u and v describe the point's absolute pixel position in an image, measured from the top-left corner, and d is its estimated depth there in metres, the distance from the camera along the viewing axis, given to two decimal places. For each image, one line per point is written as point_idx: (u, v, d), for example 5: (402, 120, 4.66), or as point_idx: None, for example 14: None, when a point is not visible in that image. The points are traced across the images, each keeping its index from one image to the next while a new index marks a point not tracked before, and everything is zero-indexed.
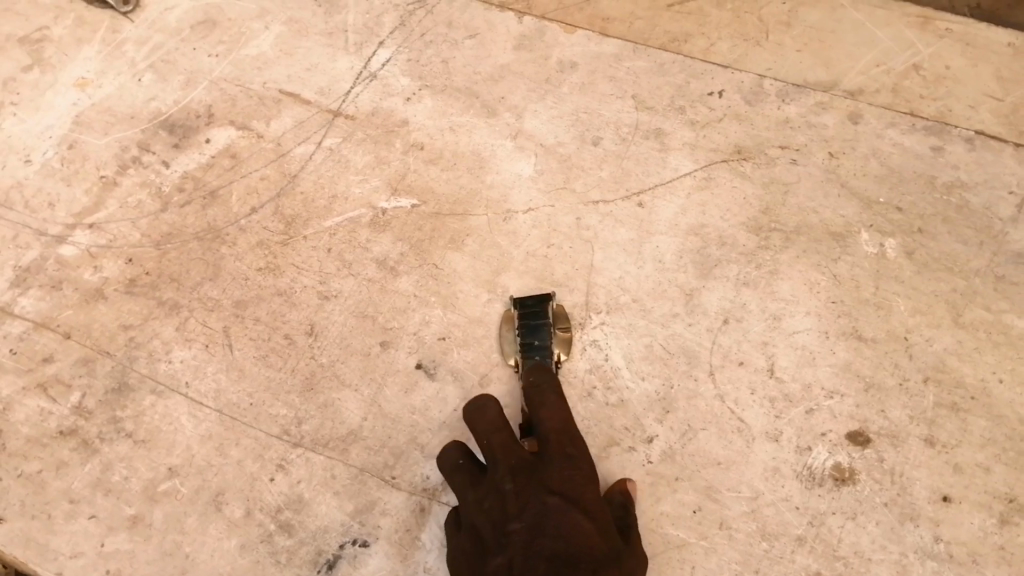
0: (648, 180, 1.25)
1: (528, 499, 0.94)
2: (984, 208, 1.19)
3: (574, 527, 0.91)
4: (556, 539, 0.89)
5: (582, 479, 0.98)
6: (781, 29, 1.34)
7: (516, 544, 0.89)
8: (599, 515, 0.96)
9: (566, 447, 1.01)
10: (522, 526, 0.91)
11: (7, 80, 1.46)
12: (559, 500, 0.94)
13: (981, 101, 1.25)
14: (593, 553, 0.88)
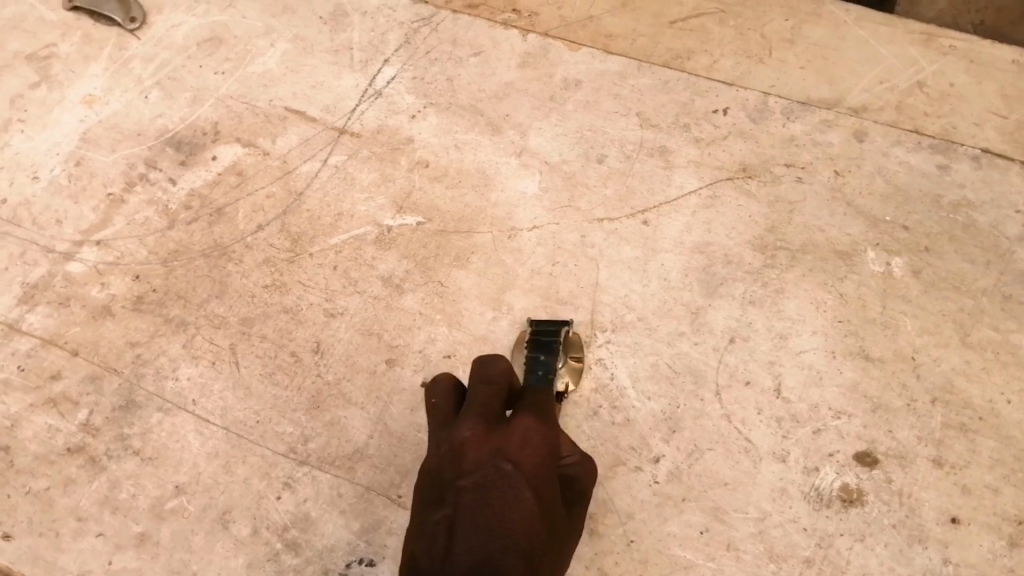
0: (653, 197, 1.25)
1: (487, 458, 0.91)
2: (991, 226, 1.18)
3: (523, 499, 0.87)
4: (499, 508, 0.85)
5: (547, 450, 0.94)
6: (784, 45, 1.34)
7: (461, 504, 0.87)
8: (549, 492, 0.92)
9: (541, 419, 0.98)
10: (474, 484, 0.88)
11: (16, 97, 1.47)
12: (516, 466, 0.90)
13: (986, 118, 1.25)
14: (533, 534, 0.85)
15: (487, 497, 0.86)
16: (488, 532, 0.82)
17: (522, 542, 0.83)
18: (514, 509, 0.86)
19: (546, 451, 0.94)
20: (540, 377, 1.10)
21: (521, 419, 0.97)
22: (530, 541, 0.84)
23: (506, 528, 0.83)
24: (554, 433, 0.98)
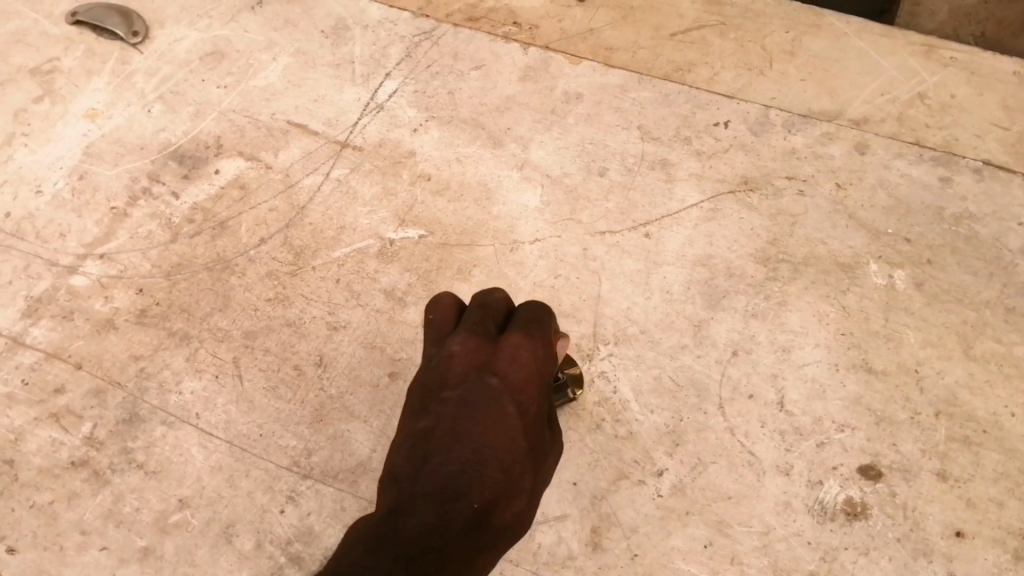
0: (655, 210, 1.25)
1: (470, 374, 0.85)
2: (993, 239, 1.18)
3: (505, 420, 0.83)
4: (481, 424, 0.81)
5: (537, 368, 0.89)
6: (784, 57, 1.35)
7: (442, 416, 0.82)
8: (535, 409, 0.87)
9: (532, 336, 0.91)
10: (456, 399, 0.83)
11: (18, 111, 1.47)
12: (502, 381, 0.85)
13: (987, 129, 1.25)
14: (512, 456, 0.81)
15: (469, 414, 0.82)
16: (465, 454, 0.78)
17: (498, 467, 0.79)
18: (497, 425, 0.82)
19: (532, 371, 0.88)
20: None
21: (512, 338, 0.89)
22: (510, 461, 0.81)
23: (484, 450, 0.79)
24: (545, 351, 0.91)
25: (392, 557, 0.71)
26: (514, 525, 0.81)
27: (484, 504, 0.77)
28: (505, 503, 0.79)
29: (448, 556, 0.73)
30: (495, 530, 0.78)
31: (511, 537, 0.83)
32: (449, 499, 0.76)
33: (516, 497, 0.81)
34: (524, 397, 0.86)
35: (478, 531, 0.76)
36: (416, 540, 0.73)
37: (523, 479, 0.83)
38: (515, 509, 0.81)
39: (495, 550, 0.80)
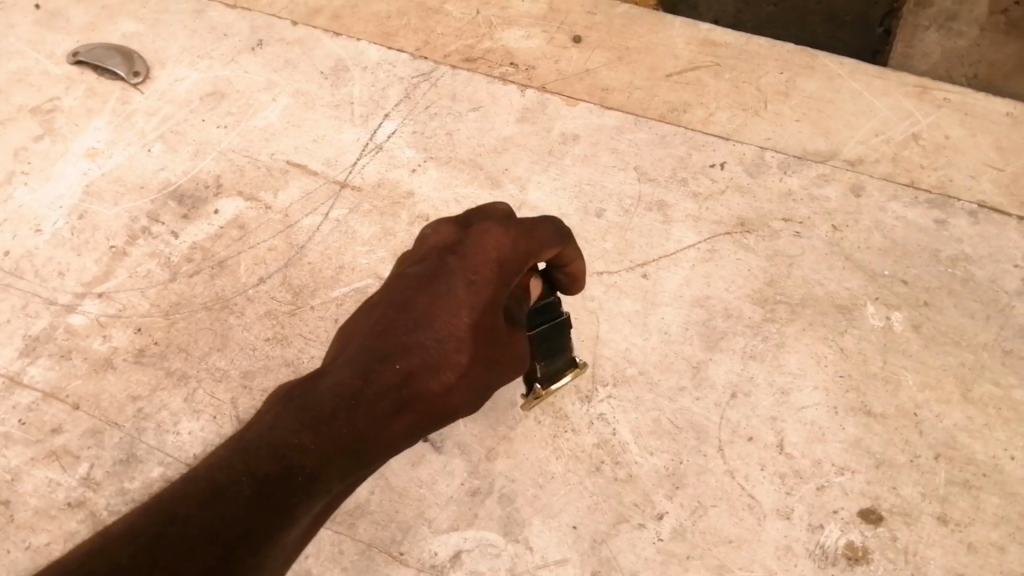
0: (651, 251, 1.26)
1: (435, 255, 0.91)
2: (990, 281, 1.19)
3: (453, 300, 0.89)
4: (427, 301, 0.89)
5: (503, 258, 0.89)
6: (780, 98, 1.36)
7: (399, 290, 0.91)
8: (491, 295, 0.89)
9: (509, 223, 0.90)
10: (415, 276, 0.91)
11: (19, 149, 1.48)
12: (460, 261, 0.89)
13: (982, 170, 1.26)
14: (451, 330, 0.89)
15: (422, 291, 0.90)
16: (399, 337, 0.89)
17: (430, 340, 0.89)
18: (442, 304, 0.89)
19: (497, 258, 0.89)
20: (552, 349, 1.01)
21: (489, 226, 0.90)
22: (445, 336, 0.89)
23: (416, 336, 0.89)
24: (528, 241, 0.89)
25: (298, 421, 0.80)
26: (442, 393, 0.91)
27: (407, 368, 0.88)
28: (430, 370, 0.89)
29: (348, 420, 0.83)
30: (414, 395, 0.88)
31: (443, 407, 0.92)
32: (373, 363, 0.87)
33: (443, 368, 0.90)
34: (480, 280, 0.89)
35: (389, 394, 0.86)
36: (314, 409, 0.82)
37: (456, 354, 0.90)
38: (444, 380, 0.90)
39: (408, 416, 0.89)
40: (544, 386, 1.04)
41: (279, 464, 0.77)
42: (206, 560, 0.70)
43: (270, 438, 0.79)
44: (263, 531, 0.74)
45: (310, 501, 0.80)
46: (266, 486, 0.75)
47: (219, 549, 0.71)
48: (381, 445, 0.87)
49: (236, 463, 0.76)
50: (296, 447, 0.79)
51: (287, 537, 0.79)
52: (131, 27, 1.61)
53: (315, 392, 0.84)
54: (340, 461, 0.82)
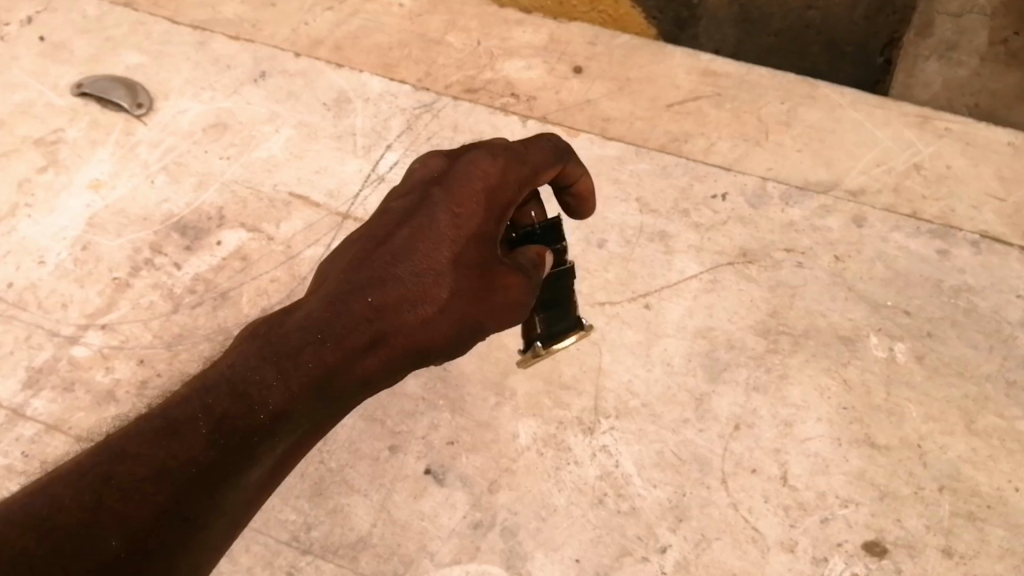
0: (654, 282, 1.25)
1: (418, 188, 0.91)
2: (993, 311, 1.18)
3: (435, 228, 0.88)
4: (409, 233, 0.88)
5: (491, 187, 0.89)
6: (781, 128, 1.37)
7: (380, 224, 0.90)
8: (477, 226, 0.88)
9: (499, 152, 0.91)
10: (398, 209, 0.91)
11: (23, 181, 1.48)
12: (445, 192, 0.89)
13: (983, 201, 1.26)
14: (431, 260, 0.87)
15: (404, 224, 0.89)
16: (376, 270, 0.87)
17: (407, 272, 0.87)
18: (424, 234, 0.88)
19: (484, 186, 0.89)
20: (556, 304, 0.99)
21: (477, 156, 0.91)
22: (425, 269, 0.87)
23: (395, 268, 0.87)
24: (521, 169, 0.90)
25: (260, 356, 0.82)
26: (423, 330, 0.87)
27: (380, 301, 0.85)
28: (406, 304, 0.86)
29: (314, 355, 0.83)
30: (386, 328, 0.85)
31: (425, 348, 0.88)
32: (346, 293, 0.85)
33: (423, 303, 0.86)
34: (466, 207, 0.88)
35: (358, 327, 0.84)
36: (278, 344, 0.83)
37: (437, 288, 0.87)
38: (422, 316, 0.87)
39: (382, 356, 0.86)
40: (544, 345, 1.00)
41: (239, 400, 0.80)
42: (157, 500, 0.75)
43: (230, 374, 0.81)
44: (220, 471, 0.78)
45: (275, 440, 0.81)
46: (227, 427, 0.78)
47: (172, 489, 0.75)
48: (352, 385, 0.86)
49: (195, 403, 0.79)
50: (257, 384, 0.81)
51: (252, 482, 0.82)
52: (134, 58, 1.62)
53: (279, 329, 0.84)
54: (302, 401, 0.82)
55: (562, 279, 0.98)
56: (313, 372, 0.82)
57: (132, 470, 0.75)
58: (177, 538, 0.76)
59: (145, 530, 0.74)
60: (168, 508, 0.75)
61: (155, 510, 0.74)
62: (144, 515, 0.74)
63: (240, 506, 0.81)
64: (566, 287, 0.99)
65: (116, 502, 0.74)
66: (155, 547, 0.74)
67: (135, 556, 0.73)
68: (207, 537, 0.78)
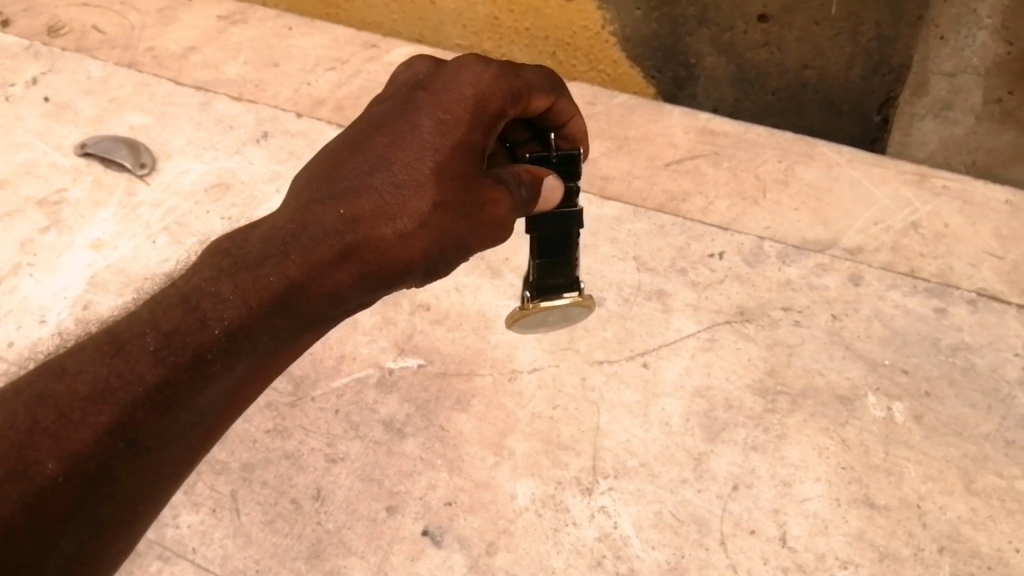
0: (652, 340, 1.25)
1: (402, 94, 0.88)
2: (991, 369, 1.17)
3: (418, 136, 0.83)
4: (387, 139, 0.84)
5: (480, 94, 0.85)
6: (778, 187, 1.38)
7: (358, 131, 0.87)
8: (461, 135, 0.84)
9: (490, 62, 0.87)
10: (378, 117, 0.87)
11: (25, 241, 1.49)
12: (429, 100, 0.85)
13: (981, 259, 1.27)
14: (412, 170, 0.82)
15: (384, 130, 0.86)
16: (350, 180, 0.82)
17: (385, 182, 0.82)
18: (399, 142, 0.83)
19: (472, 95, 0.85)
20: (555, 252, 0.99)
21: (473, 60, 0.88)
22: (403, 179, 0.82)
23: (369, 177, 0.82)
24: (510, 80, 0.87)
25: (223, 265, 0.78)
26: (400, 246, 0.82)
27: (353, 212, 0.81)
28: (381, 217, 0.81)
29: (275, 268, 0.78)
30: (359, 241, 0.80)
31: (402, 266, 0.83)
32: (316, 204, 0.81)
33: (402, 216, 0.82)
34: (457, 114, 0.85)
35: (328, 239, 0.80)
36: (241, 256, 0.79)
37: (416, 200, 0.82)
38: (399, 230, 0.82)
39: (353, 269, 0.81)
40: (533, 298, 1.02)
41: (192, 317, 0.75)
42: (99, 422, 0.70)
43: (187, 287, 0.77)
44: (171, 392, 0.73)
45: (231, 361, 0.76)
46: (177, 346, 0.74)
47: (115, 411, 0.71)
48: (322, 301, 0.81)
49: (144, 320, 0.75)
50: (213, 296, 0.77)
51: (204, 405, 0.75)
52: (138, 119, 1.64)
53: (243, 242, 0.80)
54: (266, 317, 0.78)
55: (564, 224, 0.97)
56: (275, 288, 0.78)
57: (71, 391, 0.71)
58: (126, 465, 0.71)
59: (84, 453, 0.69)
60: (109, 431, 0.70)
61: (95, 434, 0.70)
62: (81, 440, 0.69)
63: (195, 430, 0.75)
64: (570, 238, 0.99)
65: (52, 425, 0.69)
66: (97, 472, 0.70)
67: (77, 482, 0.69)
68: (155, 463, 0.73)
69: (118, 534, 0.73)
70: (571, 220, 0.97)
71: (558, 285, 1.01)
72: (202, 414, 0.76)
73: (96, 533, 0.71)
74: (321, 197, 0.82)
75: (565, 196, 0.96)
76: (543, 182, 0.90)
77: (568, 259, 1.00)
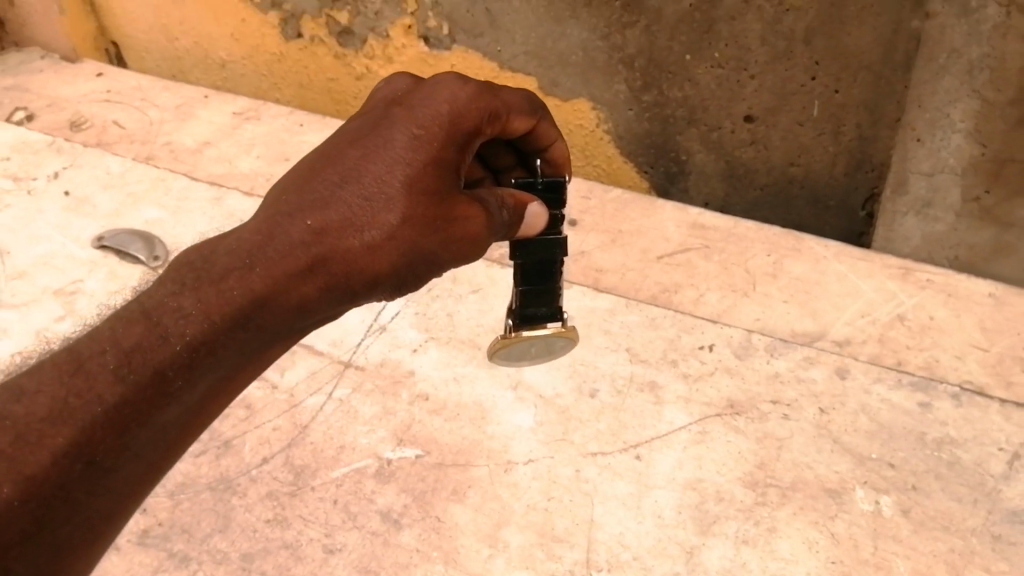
0: (644, 433, 1.25)
1: (379, 111, 0.95)
2: (975, 463, 1.17)
3: (385, 154, 0.89)
4: (361, 154, 0.90)
5: (453, 115, 0.93)
6: (768, 280, 1.42)
7: (333, 146, 0.93)
8: (433, 153, 0.90)
9: (468, 82, 0.95)
10: (355, 133, 0.93)
11: (40, 329, 1.50)
12: (405, 118, 0.92)
13: (966, 351, 1.30)
14: (378, 186, 0.88)
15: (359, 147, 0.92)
16: (320, 192, 0.88)
17: (355, 196, 0.88)
18: (373, 158, 0.89)
19: (446, 114, 0.92)
20: (539, 281, 1.10)
21: (445, 83, 0.95)
22: (373, 192, 0.88)
23: (340, 189, 0.88)
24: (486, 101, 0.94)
25: (189, 279, 0.84)
26: (368, 257, 0.87)
27: (322, 224, 0.86)
28: (348, 229, 0.86)
29: (240, 280, 0.84)
30: (325, 252, 0.86)
31: (370, 275, 0.88)
32: (287, 216, 0.87)
33: (369, 228, 0.87)
34: (425, 134, 0.91)
35: (294, 252, 0.85)
36: (206, 271, 0.85)
37: (385, 213, 0.87)
38: (368, 241, 0.87)
39: (319, 281, 0.86)
40: (516, 326, 1.11)
41: (154, 334, 0.81)
42: (56, 442, 0.76)
43: (149, 304, 0.83)
44: (129, 410, 0.79)
45: (194, 378, 0.82)
46: (135, 364, 0.80)
47: (72, 433, 0.76)
48: (286, 314, 0.86)
49: (105, 339, 0.81)
50: (174, 310, 0.82)
51: (166, 422, 0.81)
52: (153, 213, 1.70)
53: (210, 256, 0.86)
54: (230, 330, 0.83)
55: (551, 252, 1.08)
56: (239, 299, 0.83)
57: (30, 414, 0.77)
58: (84, 486, 0.77)
59: (39, 476, 0.75)
60: (66, 452, 0.76)
61: (52, 456, 0.76)
62: (36, 463, 0.75)
63: (155, 449, 0.81)
64: (553, 269, 1.09)
65: (9, 448, 0.75)
66: (53, 494, 0.75)
67: (33, 504, 0.74)
68: (114, 483, 0.79)
69: (81, 554, 0.79)
70: (556, 247, 1.07)
71: (541, 311, 1.11)
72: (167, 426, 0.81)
73: (57, 555, 0.76)
74: (290, 209, 0.87)
75: (551, 223, 1.06)
76: (526, 209, 0.99)
77: (550, 288, 1.11)
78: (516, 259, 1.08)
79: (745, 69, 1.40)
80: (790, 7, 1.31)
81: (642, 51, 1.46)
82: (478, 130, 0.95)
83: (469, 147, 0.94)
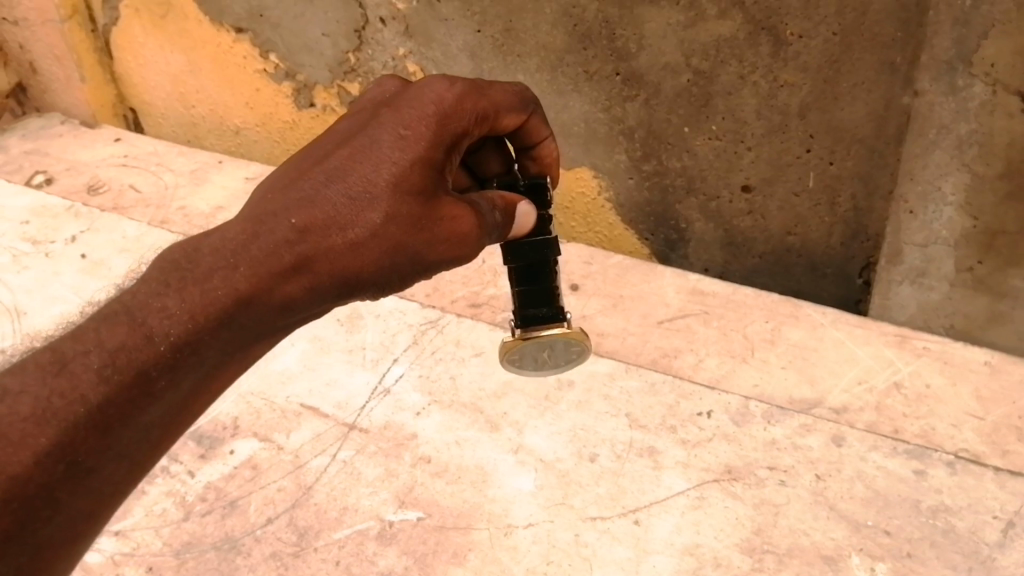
0: (642, 497, 1.26)
1: (368, 114, 1.00)
2: (970, 531, 1.18)
3: (371, 154, 0.94)
4: (347, 154, 0.94)
5: (440, 115, 0.98)
6: (766, 345, 1.45)
7: (321, 149, 0.98)
8: (419, 153, 0.95)
9: (456, 84, 1.00)
10: (343, 135, 0.98)
11: None
12: (391, 120, 0.97)
13: (962, 419, 1.31)
14: (363, 185, 0.92)
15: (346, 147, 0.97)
16: (305, 192, 0.92)
17: (339, 196, 0.92)
18: (358, 158, 0.94)
19: (433, 115, 0.98)
20: (538, 285, 1.13)
21: (433, 85, 1.00)
22: (357, 191, 0.92)
23: (325, 188, 0.92)
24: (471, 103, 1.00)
25: (172, 280, 0.88)
26: (352, 255, 0.91)
27: (305, 223, 0.90)
28: (332, 228, 0.91)
29: (223, 281, 0.88)
30: (308, 252, 0.90)
31: (354, 273, 0.92)
32: (271, 215, 0.91)
33: (353, 227, 0.91)
34: (411, 135, 0.96)
35: (278, 251, 0.89)
36: (190, 271, 0.88)
37: (369, 212, 0.92)
38: (351, 239, 0.91)
39: (303, 280, 0.90)
40: (520, 329, 1.13)
41: (138, 334, 0.84)
42: (38, 443, 0.79)
43: (133, 304, 0.86)
44: (112, 410, 0.82)
45: (178, 377, 0.86)
46: (120, 363, 0.83)
47: (54, 434, 0.80)
48: (270, 312, 0.90)
49: (88, 340, 0.84)
50: (157, 309, 0.86)
51: (148, 422, 0.85)
52: None
53: (193, 256, 0.89)
54: (212, 330, 0.87)
55: (543, 252, 1.11)
56: (223, 299, 0.87)
57: (12, 414, 0.80)
58: (66, 486, 0.81)
59: (22, 476, 0.78)
60: (47, 453, 0.80)
61: (34, 456, 0.79)
62: (20, 463, 0.78)
63: (139, 448, 0.85)
64: (549, 269, 1.13)
65: None
66: (36, 494, 0.79)
67: (15, 505, 0.78)
68: (95, 482, 0.82)
69: (64, 550, 0.83)
70: (549, 248, 1.11)
71: (546, 312, 1.13)
72: (150, 425, 0.85)
73: (39, 551, 0.81)
74: (274, 209, 0.91)
75: (541, 224, 1.10)
76: (516, 208, 1.05)
77: (551, 290, 1.13)
78: (512, 263, 1.12)
79: (742, 141, 1.44)
80: (784, 83, 1.35)
81: (641, 123, 1.50)
82: (463, 132, 1.00)
83: (456, 148, 1.00)
